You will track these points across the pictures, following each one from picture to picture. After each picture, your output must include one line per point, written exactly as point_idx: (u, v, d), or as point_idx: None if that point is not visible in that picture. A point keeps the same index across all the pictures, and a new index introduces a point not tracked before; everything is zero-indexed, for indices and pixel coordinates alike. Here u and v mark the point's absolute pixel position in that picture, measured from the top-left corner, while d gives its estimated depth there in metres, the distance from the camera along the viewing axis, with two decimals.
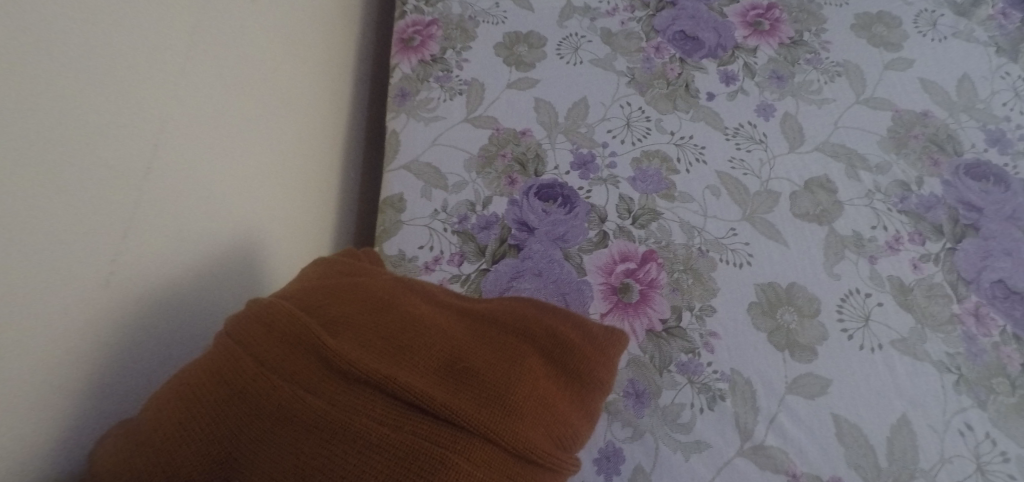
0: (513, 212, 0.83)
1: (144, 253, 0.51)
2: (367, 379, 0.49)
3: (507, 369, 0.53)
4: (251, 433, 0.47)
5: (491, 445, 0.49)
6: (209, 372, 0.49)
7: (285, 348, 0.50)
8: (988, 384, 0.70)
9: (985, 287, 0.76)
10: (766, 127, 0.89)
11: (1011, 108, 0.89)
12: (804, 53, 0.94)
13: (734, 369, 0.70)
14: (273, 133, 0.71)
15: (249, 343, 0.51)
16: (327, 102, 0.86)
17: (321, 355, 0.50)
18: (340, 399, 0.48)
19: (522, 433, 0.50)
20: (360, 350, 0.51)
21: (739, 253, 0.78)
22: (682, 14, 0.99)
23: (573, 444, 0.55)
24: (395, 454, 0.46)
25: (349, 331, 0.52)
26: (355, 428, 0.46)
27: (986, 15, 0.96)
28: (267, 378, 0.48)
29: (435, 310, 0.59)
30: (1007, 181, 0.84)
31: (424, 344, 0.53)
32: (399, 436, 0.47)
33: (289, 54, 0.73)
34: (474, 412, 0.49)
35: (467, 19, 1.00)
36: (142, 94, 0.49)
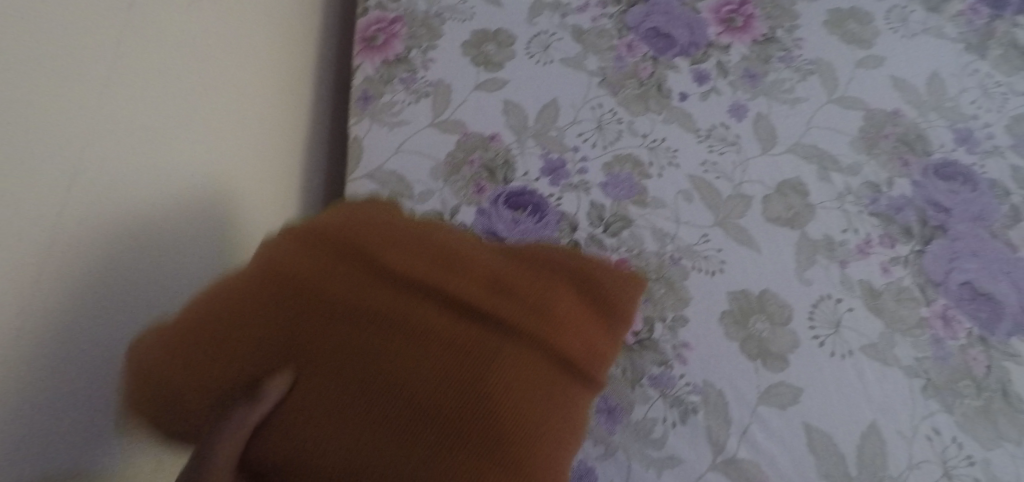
0: (483, 223, 0.82)
1: (130, 214, 0.52)
2: (419, 286, 0.53)
3: (546, 283, 0.57)
4: (312, 331, 0.50)
5: (533, 349, 0.53)
6: (270, 281, 0.52)
7: (341, 261, 0.54)
8: (956, 387, 0.71)
9: (952, 289, 0.77)
10: (739, 129, 0.88)
11: (978, 106, 0.90)
12: (777, 50, 0.93)
13: (706, 381, 0.71)
14: (239, 132, 0.70)
15: (304, 259, 0.54)
16: (291, 100, 0.85)
17: (377, 264, 0.54)
18: (397, 302, 0.52)
19: (559, 341, 0.54)
20: (412, 262, 0.54)
21: (711, 260, 0.78)
22: (655, 9, 0.97)
23: (604, 360, 0.59)
24: (449, 351, 0.50)
25: (398, 246, 0.56)
26: (411, 327, 0.50)
27: (956, 10, 0.97)
28: (325, 285, 0.52)
29: (471, 237, 0.62)
30: (974, 180, 0.84)
31: (469, 259, 0.57)
32: (450, 336, 0.51)
33: (253, 52, 0.72)
34: (519, 318, 0.53)
35: (434, 16, 0.96)
36: (120, 76, 0.49)
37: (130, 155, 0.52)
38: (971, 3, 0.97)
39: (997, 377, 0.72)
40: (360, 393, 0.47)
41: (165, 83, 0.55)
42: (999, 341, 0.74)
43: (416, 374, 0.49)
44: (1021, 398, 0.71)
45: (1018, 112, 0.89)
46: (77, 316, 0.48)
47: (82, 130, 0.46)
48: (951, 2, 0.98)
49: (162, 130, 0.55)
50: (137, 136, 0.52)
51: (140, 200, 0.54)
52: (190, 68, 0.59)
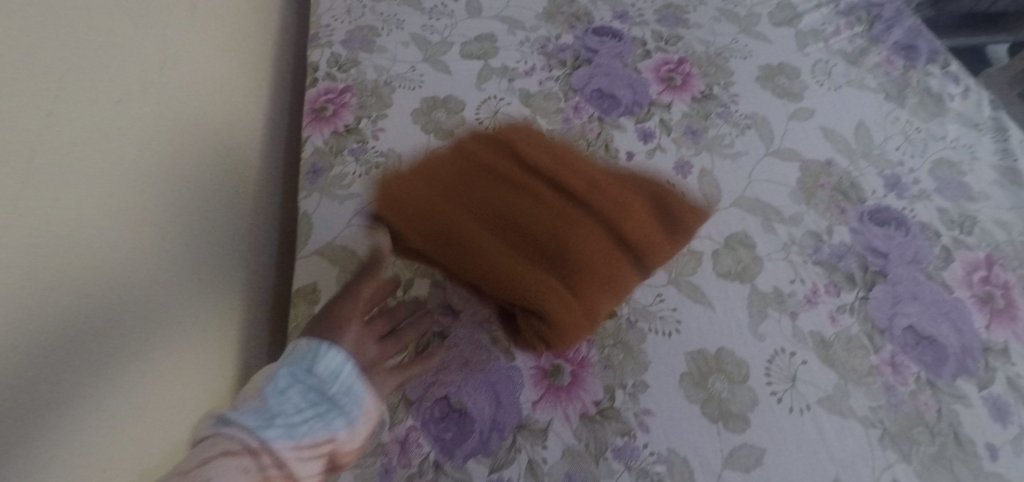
0: (437, 296, 0.80)
1: (98, 215, 0.55)
2: (543, 194, 0.77)
3: (631, 201, 0.78)
4: (489, 215, 0.74)
5: (632, 254, 0.75)
6: (440, 191, 0.75)
7: (485, 176, 0.78)
8: (910, 435, 0.73)
9: (897, 334, 0.79)
10: (685, 185, 0.89)
11: (903, 152, 0.94)
12: (715, 106, 0.97)
13: (670, 449, 0.71)
14: (189, 194, 0.71)
15: (457, 177, 0.77)
16: (240, 167, 0.86)
17: (521, 186, 0.77)
18: (530, 206, 0.76)
19: (646, 241, 0.76)
20: (536, 181, 0.78)
21: (667, 321, 0.78)
22: (598, 71, 1.00)
23: (683, 236, 0.79)
24: (584, 244, 0.73)
25: (517, 176, 0.78)
26: (547, 221, 0.74)
27: (873, 62, 1.04)
28: (477, 193, 0.76)
29: (594, 170, 0.82)
30: (907, 224, 0.87)
31: (578, 180, 0.78)
32: (575, 229, 0.74)
33: (197, 114, 0.74)
34: (613, 215, 0.76)
35: (383, 85, 0.97)
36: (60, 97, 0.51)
37: (76, 220, 0.53)
38: (885, 55, 1.04)
39: (946, 420, 0.74)
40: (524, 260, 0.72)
41: (106, 108, 0.57)
42: (945, 384, 0.76)
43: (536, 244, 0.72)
44: (971, 441, 0.73)
45: (939, 157, 0.94)
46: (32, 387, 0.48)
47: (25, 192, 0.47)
48: (869, 54, 1.04)
49: (108, 149, 0.57)
50: (87, 199, 0.54)
51: (94, 264, 0.55)
52: (134, 132, 0.61)
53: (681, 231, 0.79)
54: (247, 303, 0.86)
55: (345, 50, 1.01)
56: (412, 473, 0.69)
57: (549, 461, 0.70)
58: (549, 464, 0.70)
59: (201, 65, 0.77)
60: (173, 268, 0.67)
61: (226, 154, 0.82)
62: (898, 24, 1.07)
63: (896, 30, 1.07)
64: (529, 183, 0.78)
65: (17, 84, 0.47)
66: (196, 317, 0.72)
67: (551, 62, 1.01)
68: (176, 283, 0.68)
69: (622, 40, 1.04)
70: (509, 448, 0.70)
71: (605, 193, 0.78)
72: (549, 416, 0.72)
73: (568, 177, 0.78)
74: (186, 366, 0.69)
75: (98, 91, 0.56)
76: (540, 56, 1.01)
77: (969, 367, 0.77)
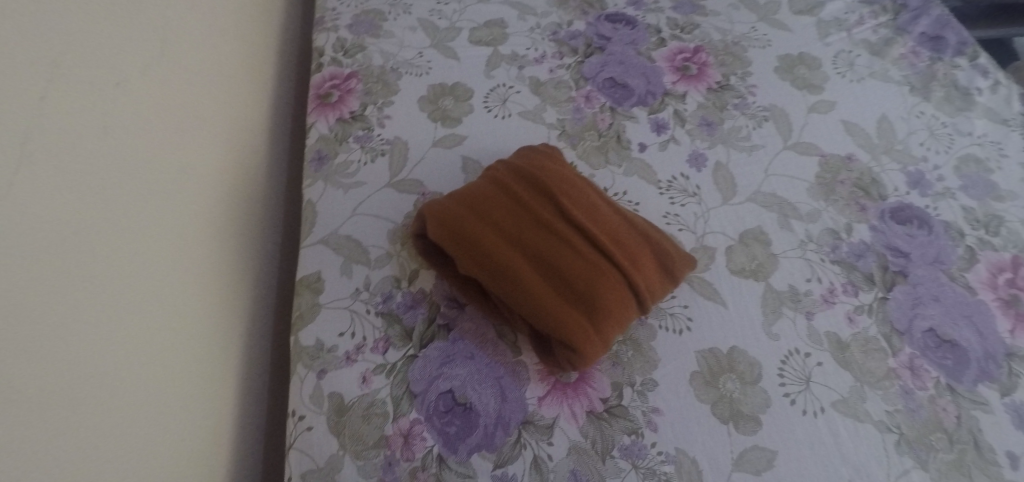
0: (443, 288, 0.78)
1: (95, 252, 0.55)
2: (540, 219, 0.74)
3: (627, 236, 0.75)
4: (484, 240, 0.72)
5: (624, 286, 0.71)
6: (446, 211, 0.74)
7: (487, 201, 0.75)
8: (928, 441, 0.70)
9: (917, 337, 0.76)
10: (698, 179, 0.87)
11: (927, 147, 0.91)
12: (731, 97, 0.94)
13: (679, 448, 0.69)
14: (185, 224, 0.69)
15: (462, 201, 0.75)
16: (238, 185, 0.84)
17: (520, 210, 0.75)
18: (526, 233, 0.73)
19: (636, 280, 0.72)
20: (534, 206, 0.75)
21: (677, 318, 0.76)
22: (610, 60, 0.97)
23: (672, 276, 0.75)
24: (570, 278, 0.70)
25: (518, 201, 0.75)
26: (538, 252, 0.72)
27: (898, 54, 1.00)
28: (478, 215, 0.74)
29: (598, 196, 0.79)
30: (929, 223, 0.84)
31: (578, 206, 0.75)
32: (564, 259, 0.71)
33: (190, 138, 0.72)
34: (605, 247, 0.72)
35: (390, 71, 0.95)
36: (66, 104, 0.52)
37: (60, 273, 0.51)
38: (911, 46, 1.01)
39: (966, 426, 0.71)
40: (518, 294, 0.70)
41: (106, 123, 0.57)
42: (966, 389, 0.74)
43: (527, 284, 0.70)
44: (992, 449, 0.70)
45: (965, 153, 0.91)
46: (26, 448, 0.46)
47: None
48: (894, 45, 1.01)
49: (109, 170, 0.57)
50: (70, 251, 0.52)
51: (82, 320, 0.53)
52: (121, 167, 0.59)
53: (676, 272, 0.75)
54: (244, 301, 0.84)
55: (350, 34, 0.99)
56: (414, 467, 0.67)
57: (555, 458, 0.68)
58: (555, 461, 0.68)
59: (207, 71, 0.77)
60: (169, 305, 0.65)
61: (230, 165, 0.82)
62: (924, 14, 1.04)
63: (921, 21, 1.04)
64: (529, 207, 0.75)
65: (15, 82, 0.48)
66: (196, 353, 0.70)
67: (562, 49, 0.98)
68: (175, 320, 0.66)
69: (636, 28, 1.01)
70: (514, 444, 0.69)
71: (623, 240, 0.74)
72: (556, 413, 0.70)
73: (570, 204, 0.75)
74: (188, 403, 0.68)
75: (78, 126, 0.53)
76: (551, 43, 0.99)
77: (991, 372, 0.75)
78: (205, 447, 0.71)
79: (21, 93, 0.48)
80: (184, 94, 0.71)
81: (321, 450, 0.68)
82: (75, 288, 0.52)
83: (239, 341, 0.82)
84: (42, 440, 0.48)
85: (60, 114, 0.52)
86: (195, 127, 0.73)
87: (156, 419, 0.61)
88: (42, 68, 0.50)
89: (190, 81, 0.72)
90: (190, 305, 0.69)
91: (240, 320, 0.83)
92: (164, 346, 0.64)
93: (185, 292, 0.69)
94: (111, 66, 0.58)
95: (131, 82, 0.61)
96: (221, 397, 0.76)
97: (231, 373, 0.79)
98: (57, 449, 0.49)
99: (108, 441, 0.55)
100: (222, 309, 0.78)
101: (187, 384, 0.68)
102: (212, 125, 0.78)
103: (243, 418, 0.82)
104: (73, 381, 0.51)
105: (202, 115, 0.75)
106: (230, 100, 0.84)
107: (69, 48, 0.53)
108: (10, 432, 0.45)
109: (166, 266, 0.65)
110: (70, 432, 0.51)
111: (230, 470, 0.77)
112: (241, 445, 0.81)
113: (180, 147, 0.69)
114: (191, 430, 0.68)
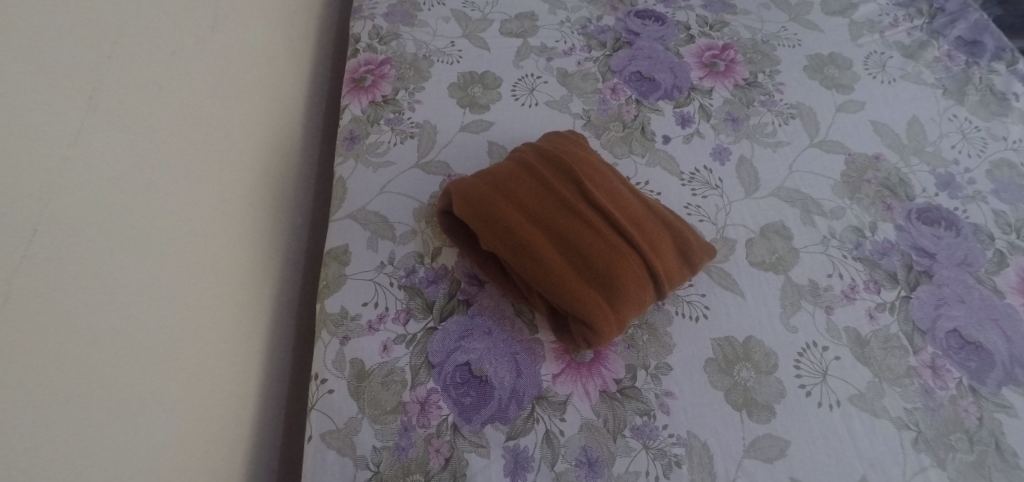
0: (465, 266, 0.80)
1: (145, 219, 0.58)
2: (560, 198, 0.75)
3: (646, 220, 0.76)
4: (506, 216, 0.73)
5: (641, 269, 0.72)
6: (470, 187, 0.76)
7: (510, 179, 0.77)
8: (947, 441, 0.69)
9: (940, 337, 0.75)
10: (721, 172, 0.87)
11: (959, 150, 0.90)
12: (759, 94, 0.94)
13: (691, 432, 0.69)
14: (224, 194, 0.72)
15: (485, 179, 0.77)
16: (274, 163, 0.87)
17: (541, 189, 0.76)
18: (547, 211, 0.74)
19: (654, 263, 0.72)
20: (555, 185, 0.76)
21: (694, 305, 0.77)
22: (638, 54, 0.98)
23: (690, 263, 0.75)
24: (588, 257, 0.72)
25: (539, 180, 0.76)
26: (559, 231, 0.73)
27: (932, 57, 1.00)
28: (500, 192, 0.75)
29: (619, 181, 0.79)
30: (957, 225, 0.83)
31: (599, 189, 0.76)
32: (583, 238, 0.72)
33: (234, 113, 0.75)
34: (624, 229, 0.73)
35: (422, 58, 0.97)
36: (133, 75, 0.56)
37: (113, 227, 0.54)
38: (946, 50, 1.00)
39: (988, 428, 0.70)
40: (537, 270, 0.71)
41: (164, 95, 0.60)
42: (989, 391, 0.72)
43: (546, 261, 0.71)
44: (1014, 452, 0.69)
45: (999, 158, 0.90)
46: (65, 389, 0.49)
47: (55, 189, 0.48)
48: (928, 48, 1.00)
49: (163, 139, 0.60)
50: (124, 207, 0.55)
51: (129, 273, 0.56)
52: (173, 132, 0.62)
53: (693, 260, 0.75)
54: (274, 277, 0.87)
55: (385, 22, 1.01)
56: (429, 434, 0.69)
57: (567, 433, 0.69)
58: (566, 437, 0.69)
59: (254, 57, 0.80)
60: (207, 270, 0.68)
61: (269, 150, 0.85)
62: (961, 18, 1.04)
63: (958, 24, 1.03)
64: (550, 186, 0.76)
65: (89, 50, 0.51)
66: (228, 319, 0.73)
67: (591, 43, 0.99)
68: (211, 285, 0.69)
69: (665, 24, 1.02)
70: (527, 418, 0.70)
71: (644, 225, 0.75)
72: (569, 390, 0.71)
73: (592, 186, 0.76)
74: (217, 367, 0.70)
75: (138, 89, 0.56)
76: (580, 36, 1.00)
77: (1016, 376, 0.73)
78: (230, 413, 0.73)
79: (88, 52, 0.51)
80: (232, 78, 0.74)
81: (341, 412, 0.70)
82: (124, 243, 0.55)
83: (268, 314, 0.85)
84: (82, 383, 0.50)
85: (121, 76, 0.54)
86: (240, 111, 0.76)
87: (188, 378, 0.64)
88: (109, 29, 0.53)
89: (238, 66, 0.76)
90: (225, 279, 0.72)
91: (270, 294, 0.85)
92: (201, 314, 0.66)
93: (221, 260, 0.71)
94: (174, 44, 0.61)
95: (185, 53, 0.64)
96: (249, 365, 0.79)
97: (259, 343, 0.82)
98: (94, 404, 0.52)
99: (143, 391, 0.57)
100: (254, 281, 0.80)
101: (218, 349, 0.70)
102: (255, 109, 0.81)
103: (269, 385, 0.85)
104: (116, 344, 0.54)
105: (247, 101, 0.79)
106: (270, 81, 0.87)
107: (141, 24, 0.57)
108: (50, 390, 0.48)
109: (205, 231, 0.68)
110: (112, 377, 0.53)
111: (253, 432, 0.79)
112: (264, 410, 0.83)
113: (224, 121, 0.72)
114: (218, 393, 0.70)
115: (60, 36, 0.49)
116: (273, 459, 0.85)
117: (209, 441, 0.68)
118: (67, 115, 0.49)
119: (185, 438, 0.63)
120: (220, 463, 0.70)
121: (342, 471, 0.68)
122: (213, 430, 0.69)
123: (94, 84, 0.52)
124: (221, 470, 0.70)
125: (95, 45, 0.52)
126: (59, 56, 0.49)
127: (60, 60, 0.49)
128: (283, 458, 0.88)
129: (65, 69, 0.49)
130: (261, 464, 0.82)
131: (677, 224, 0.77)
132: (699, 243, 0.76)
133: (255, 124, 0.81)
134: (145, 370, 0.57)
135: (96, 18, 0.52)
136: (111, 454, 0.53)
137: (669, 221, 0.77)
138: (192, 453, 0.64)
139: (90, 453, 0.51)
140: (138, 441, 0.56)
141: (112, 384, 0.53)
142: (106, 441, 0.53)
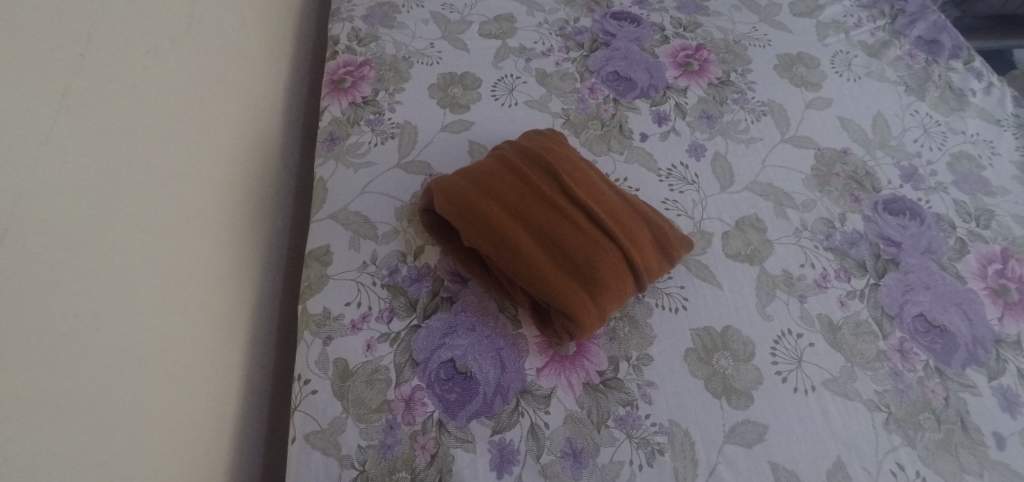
0: (448, 263, 0.81)
1: (123, 216, 0.58)
2: (542, 194, 0.76)
3: (624, 214, 0.78)
4: (487, 212, 0.74)
5: (619, 260, 0.74)
6: (452, 185, 0.77)
7: (490, 177, 0.78)
8: (916, 420, 0.72)
9: (907, 321, 0.78)
10: (697, 168, 0.89)
11: (921, 144, 0.94)
12: (732, 93, 0.97)
13: (672, 420, 0.71)
14: (202, 197, 0.72)
15: (469, 177, 0.78)
16: (252, 165, 0.87)
17: (523, 186, 0.77)
18: (528, 207, 0.76)
19: (633, 256, 0.74)
20: (537, 181, 0.78)
21: (673, 297, 0.79)
22: (614, 55, 1.00)
23: (667, 257, 0.77)
24: (569, 250, 0.73)
25: (519, 177, 0.78)
26: (541, 224, 0.75)
27: (895, 56, 1.04)
28: (482, 190, 0.76)
29: (596, 175, 0.81)
30: (921, 215, 0.87)
31: (578, 185, 0.78)
32: (564, 231, 0.74)
33: (211, 114, 0.75)
34: (603, 224, 0.75)
35: (402, 59, 0.98)
36: (110, 73, 0.56)
37: (88, 226, 0.54)
38: (907, 49, 1.05)
39: (954, 407, 0.73)
40: (519, 263, 0.72)
41: (142, 94, 0.61)
42: (955, 372, 0.75)
43: (527, 255, 0.73)
44: (978, 429, 0.72)
45: (959, 150, 0.94)
46: (37, 391, 0.48)
47: (29, 191, 0.48)
48: (891, 47, 1.04)
49: (139, 138, 0.60)
50: (100, 208, 0.55)
51: (107, 271, 0.56)
52: (149, 132, 0.62)
53: (670, 255, 0.77)
54: (254, 278, 0.87)
55: (365, 24, 1.02)
56: (415, 431, 0.70)
57: (551, 426, 0.70)
58: (551, 429, 0.70)
59: (231, 55, 0.81)
60: (185, 266, 0.68)
61: (246, 149, 0.85)
62: (921, 18, 1.08)
63: (918, 24, 1.07)
64: (531, 183, 0.77)
65: (63, 47, 0.52)
66: (207, 320, 0.73)
67: (568, 44, 1.01)
68: (189, 286, 0.69)
69: (641, 25, 1.04)
70: (512, 412, 0.71)
71: (624, 220, 0.77)
72: (553, 383, 0.73)
73: (574, 182, 0.78)
74: (196, 370, 0.69)
75: (112, 88, 0.57)
76: (558, 37, 1.02)
77: (980, 357, 0.77)
78: (210, 417, 0.72)
79: (61, 50, 0.51)
80: (208, 77, 0.75)
81: (326, 412, 0.71)
82: (100, 240, 0.55)
83: (247, 318, 0.84)
84: (61, 385, 0.51)
85: (95, 75, 0.55)
86: (217, 109, 0.77)
87: (165, 379, 0.63)
88: (83, 28, 0.54)
89: (214, 63, 0.76)
90: (203, 274, 0.72)
91: (249, 294, 0.85)
92: (179, 309, 0.66)
93: (200, 259, 0.71)
94: (150, 42, 0.62)
95: (161, 54, 0.64)
96: (229, 367, 0.78)
97: (239, 344, 0.81)
98: (78, 409, 0.52)
99: (123, 388, 0.57)
100: (234, 283, 0.80)
101: (198, 351, 0.70)
102: (232, 106, 0.81)
103: (250, 387, 0.85)
104: (96, 348, 0.54)
105: (224, 98, 0.79)
106: (248, 82, 0.87)
107: (116, 25, 0.57)
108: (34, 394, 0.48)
109: (183, 231, 0.68)
110: (88, 380, 0.53)
111: (235, 438, 0.79)
112: (246, 413, 0.83)
113: (202, 120, 0.73)
114: (198, 395, 0.70)
115: (35, 39, 0.49)
116: (257, 463, 0.85)
117: (190, 443, 0.67)
118: (39, 114, 0.49)
119: (163, 439, 0.63)
120: (201, 462, 0.70)
121: (328, 471, 0.68)
122: (192, 433, 0.68)
123: (67, 82, 0.52)
124: (203, 468, 0.70)
125: (68, 43, 0.52)
126: (31, 52, 0.49)
127: (31, 58, 0.49)
128: (266, 463, 0.88)
129: (37, 67, 0.49)
130: (244, 467, 0.81)
131: (655, 221, 0.79)
132: (676, 239, 0.78)
133: (232, 123, 0.81)
134: (125, 370, 0.57)
135: (71, 19, 0.52)
136: (88, 456, 0.53)
137: (647, 217, 0.79)
138: (171, 457, 0.63)
139: (69, 458, 0.51)
140: (115, 443, 0.56)
141: (92, 389, 0.53)
142: (89, 439, 0.53)
